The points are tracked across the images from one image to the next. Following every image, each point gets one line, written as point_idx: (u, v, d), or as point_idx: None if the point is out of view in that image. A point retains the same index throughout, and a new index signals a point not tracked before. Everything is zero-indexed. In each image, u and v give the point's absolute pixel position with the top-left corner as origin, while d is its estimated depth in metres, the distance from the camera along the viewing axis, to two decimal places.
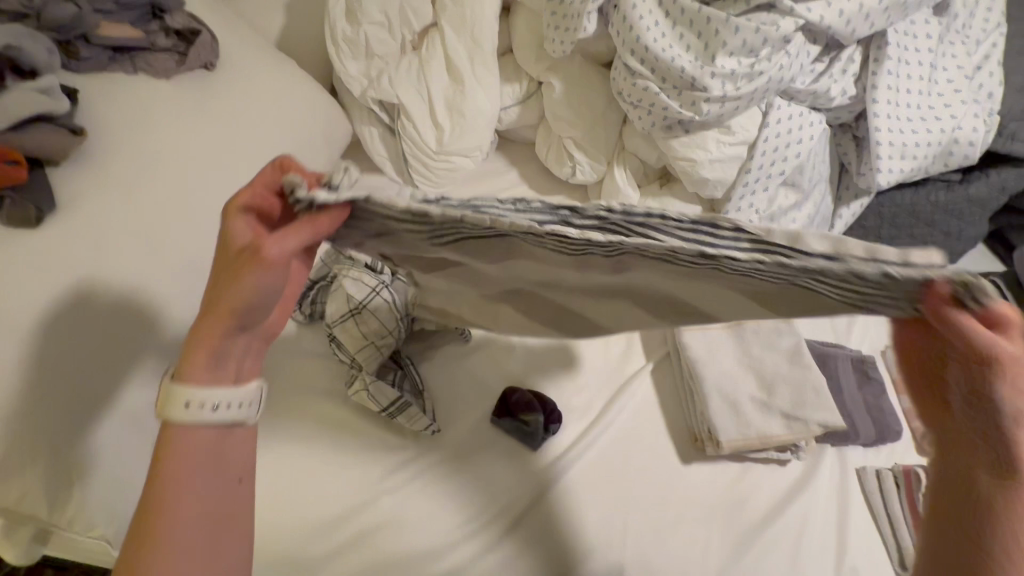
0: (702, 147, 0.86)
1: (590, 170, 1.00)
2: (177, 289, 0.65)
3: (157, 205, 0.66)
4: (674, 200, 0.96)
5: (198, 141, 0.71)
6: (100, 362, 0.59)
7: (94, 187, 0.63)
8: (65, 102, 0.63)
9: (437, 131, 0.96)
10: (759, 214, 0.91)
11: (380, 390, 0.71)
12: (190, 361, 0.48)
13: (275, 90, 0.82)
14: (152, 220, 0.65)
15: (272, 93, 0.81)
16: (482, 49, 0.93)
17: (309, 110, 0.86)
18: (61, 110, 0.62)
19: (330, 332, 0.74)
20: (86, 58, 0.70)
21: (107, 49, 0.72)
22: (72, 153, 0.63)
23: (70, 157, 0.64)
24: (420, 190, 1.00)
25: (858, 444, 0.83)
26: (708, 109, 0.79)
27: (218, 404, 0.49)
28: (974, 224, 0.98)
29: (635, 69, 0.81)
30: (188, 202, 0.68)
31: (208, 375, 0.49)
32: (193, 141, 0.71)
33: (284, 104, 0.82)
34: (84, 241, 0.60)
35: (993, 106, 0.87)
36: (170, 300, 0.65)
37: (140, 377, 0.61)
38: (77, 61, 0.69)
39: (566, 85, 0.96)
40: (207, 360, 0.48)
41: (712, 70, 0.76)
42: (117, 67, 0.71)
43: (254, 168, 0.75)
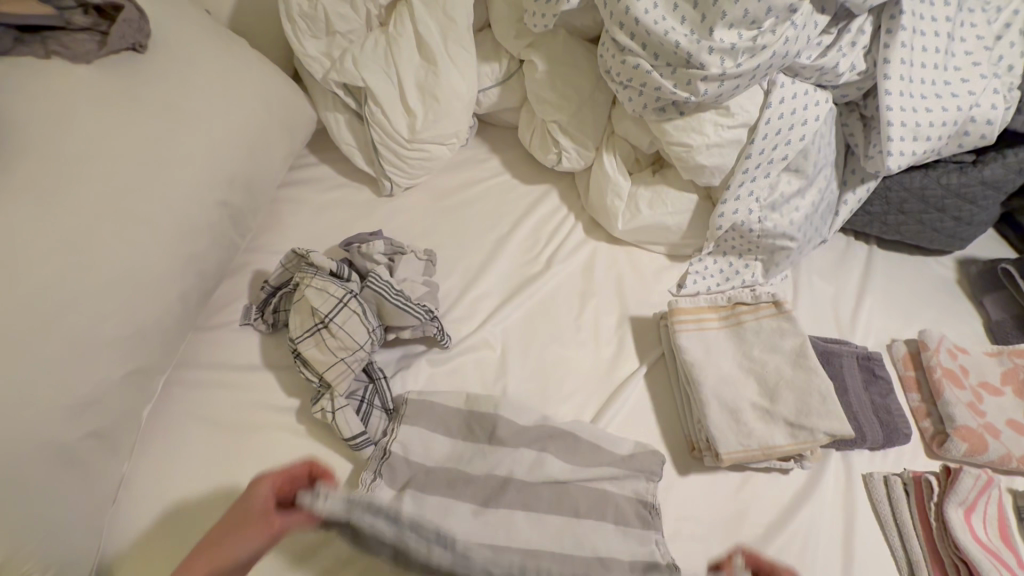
0: (698, 130, 0.78)
1: (577, 157, 0.92)
2: (108, 306, 0.57)
3: (81, 209, 0.57)
4: (668, 188, 0.89)
5: (129, 135, 0.62)
6: (18, 395, 0.51)
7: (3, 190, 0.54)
8: None
9: (409, 117, 0.87)
10: (759, 204, 0.84)
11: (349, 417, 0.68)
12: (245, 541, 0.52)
13: (223, 75, 0.73)
14: (79, 229, 0.57)
15: (219, 78, 0.73)
16: (455, 24, 0.84)
17: (263, 97, 0.77)
18: None
19: (295, 349, 0.71)
20: None
21: (10, 29, 0.61)
22: None
23: None
24: (393, 182, 0.92)
25: (864, 448, 0.77)
26: (705, 88, 0.71)
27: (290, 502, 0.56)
28: (986, 208, 0.91)
29: (624, 44, 0.73)
30: (119, 206, 0.60)
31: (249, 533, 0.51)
32: (123, 135, 0.62)
33: (233, 90, 0.74)
34: None
35: (1012, 80, 0.80)
36: (106, 319, 0.57)
37: (67, 408, 0.54)
38: None
39: (548, 64, 0.87)
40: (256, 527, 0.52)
41: (710, 45, 0.68)
42: (25, 50, 0.61)
43: (198, 163, 0.67)
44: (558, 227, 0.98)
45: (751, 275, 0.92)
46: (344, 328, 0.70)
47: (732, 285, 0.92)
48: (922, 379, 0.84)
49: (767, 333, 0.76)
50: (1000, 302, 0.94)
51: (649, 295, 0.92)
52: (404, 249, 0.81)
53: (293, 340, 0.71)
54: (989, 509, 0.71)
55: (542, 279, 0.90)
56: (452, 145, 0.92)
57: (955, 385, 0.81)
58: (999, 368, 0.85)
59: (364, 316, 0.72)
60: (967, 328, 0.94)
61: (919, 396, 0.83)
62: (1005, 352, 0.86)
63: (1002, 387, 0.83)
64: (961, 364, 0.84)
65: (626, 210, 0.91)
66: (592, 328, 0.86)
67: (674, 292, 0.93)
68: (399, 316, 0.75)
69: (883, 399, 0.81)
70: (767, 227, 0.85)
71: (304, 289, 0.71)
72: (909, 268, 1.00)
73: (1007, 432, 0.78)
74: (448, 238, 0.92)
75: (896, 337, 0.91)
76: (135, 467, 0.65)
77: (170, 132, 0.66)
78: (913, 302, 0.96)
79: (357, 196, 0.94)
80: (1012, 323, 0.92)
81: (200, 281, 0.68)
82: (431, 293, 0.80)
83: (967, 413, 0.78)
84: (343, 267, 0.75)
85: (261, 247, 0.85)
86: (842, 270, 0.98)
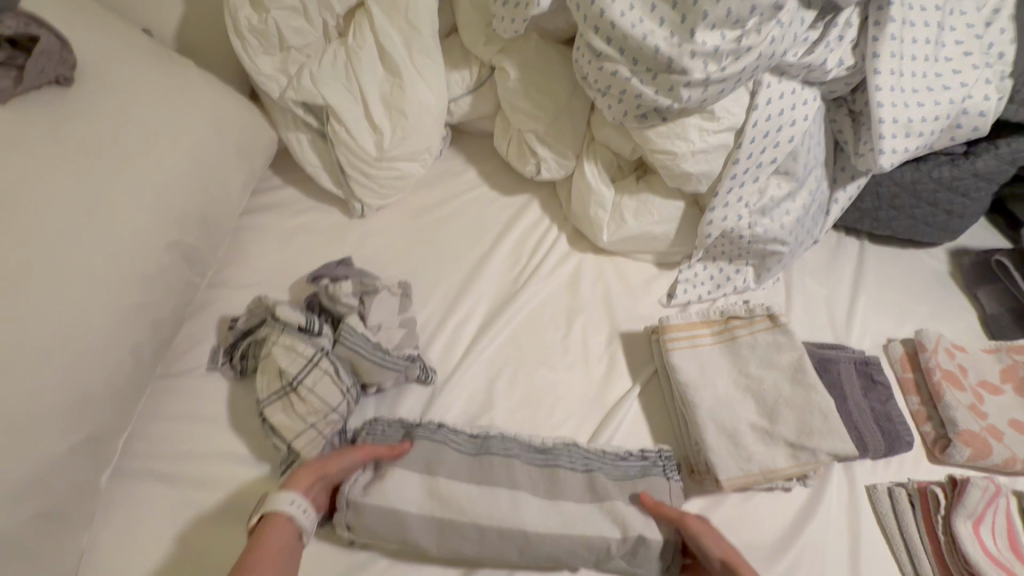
0: (683, 137, 0.74)
1: (557, 167, 0.88)
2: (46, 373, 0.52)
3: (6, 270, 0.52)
4: (653, 197, 0.85)
5: (60, 181, 0.57)
6: None
7: None
8: None
9: (376, 134, 0.82)
10: (749, 209, 0.81)
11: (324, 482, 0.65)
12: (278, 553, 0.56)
13: (166, 103, 0.67)
14: (4, 293, 0.51)
15: (162, 107, 0.67)
16: (419, 32, 0.78)
17: (214, 123, 0.71)
18: None
19: (263, 415, 0.66)
20: None
21: None
22: None
23: None
24: (364, 203, 0.87)
25: (867, 459, 0.75)
26: (688, 94, 0.67)
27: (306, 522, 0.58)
28: (978, 200, 0.89)
29: (600, 51, 0.68)
30: (52, 262, 0.55)
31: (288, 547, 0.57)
32: (52, 182, 0.56)
33: (179, 119, 0.68)
34: None
35: (1004, 68, 0.77)
36: (44, 389, 0.52)
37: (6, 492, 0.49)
38: None
39: (521, 71, 0.82)
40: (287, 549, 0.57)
41: (692, 48, 0.64)
42: None
43: (142, 205, 0.62)
44: (541, 240, 0.93)
45: (742, 281, 0.89)
46: (314, 390, 0.66)
47: (724, 293, 0.89)
48: (921, 381, 0.82)
49: (763, 348, 0.73)
50: (994, 295, 0.92)
51: (638, 308, 0.88)
52: (376, 287, 0.75)
53: (260, 404, 0.67)
54: (996, 518, 0.69)
55: (526, 297, 0.85)
56: (424, 160, 0.87)
57: (955, 387, 0.79)
58: (998, 366, 0.82)
59: (337, 376, 0.68)
60: (963, 323, 0.92)
61: (920, 399, 0.81)
62: (1003, 349, 0.84)
63: (1002, 385, 0.81)
64: (960, 365, 0.82)
65: (611, 221, 0.86)
66: (581, 347, 0.83)
67: (664, 303, 0.89)
68: (377, 373, 0.71)
69: (883, 406, 0.79)
70: (758, 233, 0.82)
71: (271, 347, 0.67)
72: (901, 263, 0.97)
73: (1010, 434, 0.76)
74: (426, 259, 0.87)
75: (892, 337, 0.89)
76: (97, 536, 0.60)
77: (110, 173, 0.60)
78: (908, 298, 0.93)
79: (326, 218, 0.88)
80: (1007, 316, 0.90)
81: (154, 329, 0.63)
82: (409, 334, 0.75)
83: (969, 416, 0.76)
84: (313, 320, 0.69)
85: (224, 281, 0.80)
86: (834, 269, 0.95)
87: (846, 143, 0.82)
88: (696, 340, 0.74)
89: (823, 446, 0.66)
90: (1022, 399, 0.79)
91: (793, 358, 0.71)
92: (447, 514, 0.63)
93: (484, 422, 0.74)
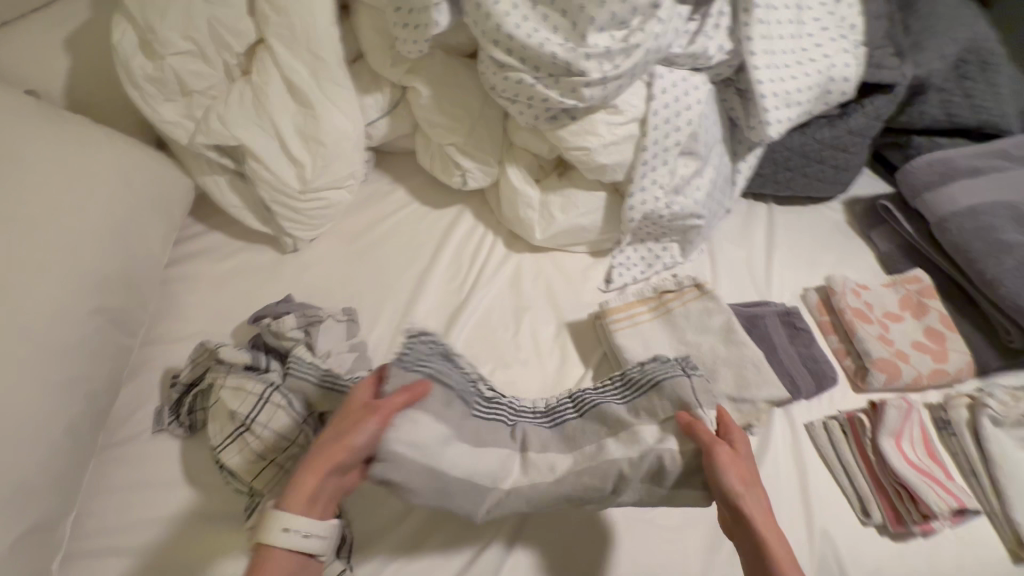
0: (593, 132, 0.79)
1: (482, 176, 0.91)
2: None
3: None
4: (576, 190, 0.89)
5: None
6: None
7: None
8: None
9: (297, 168, 0.82)
10: (664, 189, 0.86)
11: None
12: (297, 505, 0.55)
13: (61, 165, 0.64)
14: None
15: (58, 170, 0.64)
16: (325, 62, 0.79)
17: (118, 178, 0.68)
18: None
19: (219, 460, 0.64)
20: None
21: None
22: None
23: None
24: (296, 238, 0.87)
25: (801, 399, 0.83)
26: (590, 93, 0.71)
27: (308, 531, 0.54)
28: (857, 154, 1.00)
29: (503, 62, 0.72)
30: None
31: (303, 504, 0.55)
32: None
33: (80, 180, 0.65)
34: None
35: (857, 38, 0.87)
36: None
37: None
38: None
39: (432, 88, 0.85)
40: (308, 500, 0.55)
41: (586, 51, 0.68)
42: None
43: (54, 275, 0.59)
44: (479, 246, 0.96)
45: (670, 256, 0.96)
46: (269, 427, 0.63)
47: (655, 271, 0.96)
48: (835, 321, 0.91)
49: (694, 314, 0.78)
50: (885, 235, 1.03)
51: (580, 297, 0.93)
52: (320, 317, 0.74)
53: (214, 450, 0.64)
54: (914, 431, 0.77)
55: (473, 305, 0.88)
56: (349, 187, 0.87)
57: (864, 321, 0.88)
58: (897, 297, 0.92)
59: (294, 408, 0.65)
60: (865, 263, 1.02)
61: (837, 338, 0.89)
62: (899, 281, 0.94)
63: (902, 312, 0.91)
64: (865, 301, 0.91)
65: (541, 219, 0.90)
66: (532, 344, 0.86)
67: (603, 289, 0.94)
68: (334, 399, 0.66)
69: (807, 349, 0.86)
70: (675, 211, 0.88)
71: (219, 390, 0.65)
72: (804, 219, 1.08)
73: (914, 355, 0.85)
74: (367, 283, 0.88)
75: (807, 286, 0.98)
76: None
77: (10, 248, 0.58)
78: (813, 249, 1.04)
79: (259, 258, 0.87)
80: (899, 252, 1.00)
81: (88, 401, 0.61)
82: (361, 358, 0.75)
83: (878, 345, 0.85)
84: (260, 358, 0.69)
85: (159, 337, 0.77)
86: (748, 234, 1.04)
87: (738, 119, 0.89)
88: (636, 317, 0.79)
89: (761, 395, 0.71)
90: (919, 323, 0.89)
91: (721, 318, 0.77)
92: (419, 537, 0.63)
93: None
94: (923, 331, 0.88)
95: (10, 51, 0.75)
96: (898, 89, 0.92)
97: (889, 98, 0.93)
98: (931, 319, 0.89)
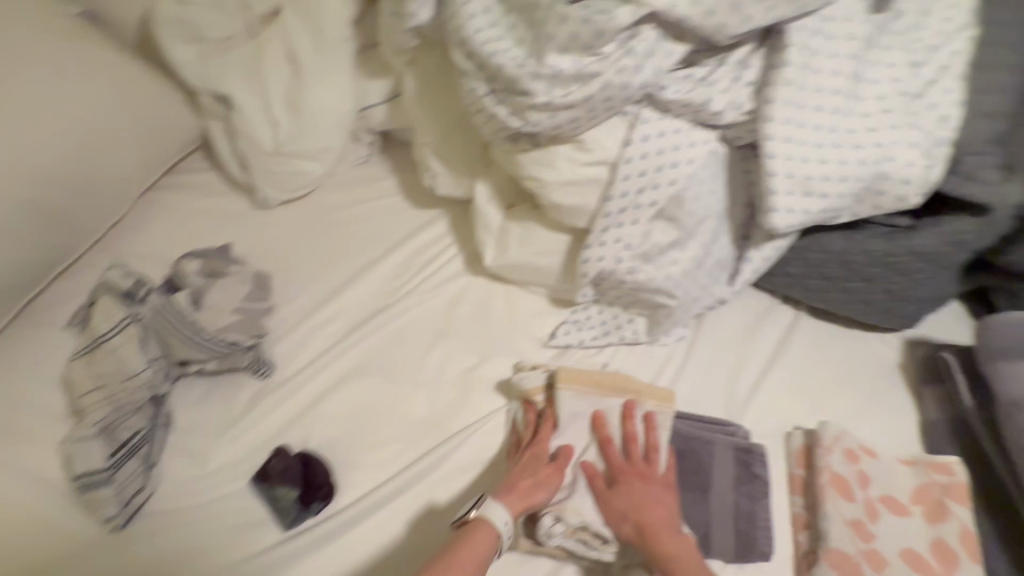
0: (552, 165, 0.70)
1: (453, 184, 0.85)
2: None
3: None
4: (540, 227, 0.79)
5: None
6: None
7: None
8: None
9: (274, 128, 0.84)
10: (630, 251, 0.73)
11: (97, 436, 0.62)
12: (513, 492, 0.62)
13: (129, 99, 0.81)
14: None
15: (123, 102, 0.80)
16: (326, 37, 0.81)
17: (150, 112, 0.83)
18: None
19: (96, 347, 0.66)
20: None
21: None
22: None
23: None
24: (266, 195, 0.90)
25: (716, 556, 0.66)
26: (538, 118, 0.62)
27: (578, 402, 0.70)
28: (926, 284, 0.76)
29: (462, 67, 0.66)
30: None
31: (516, 499, 0.61)
32: None
33: (129, 104, 0.81)
34: None
35: (946, 131, 0.65)
36: None
37: None
38: None
39: (419, 83, 0.81)
40: (517, 488, 0.63)
41: (537, 70, 0.60)
42: None
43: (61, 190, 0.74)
44: (434, 256, 0.90)
45: (632, 331, 0.82)
46: (115, 351, 0.65)
47: (610, 341, 0.82)
48: (811, 482, 0.70)
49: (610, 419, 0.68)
50: (937, 398, 0.78)
51: (511, 345, 0.82)
52: (227, 272, 0.75)
53: (103, 337, 0.66)
54: None
55: (394, 313, 0.83)
56: (324, 160, 0.87)
57: (842, 495, 0.66)
58: (911, 482, 0.68)
59: (145, 344, 0.67)
60: (895, 423, 0.78)
61: (804, 502, 0.69)
62: (923, 463, 0.69)
63: (910, 505, 0.66)
64: (860, 471, 0.68)
65: (497, 244, 0.82)
66: (436, 372, 0.79)
67: (543, 342, 0.83)
68: (189, 350, 0.69)
69: (748, 502, 0.68)
70: (639, 280, 0.74)
71: (105, 307, 0.68)
72: (841, 341, 0.84)
73: (898, 565, 0.63)
74: (314, 259, 0.87)
75: (802, 426, 0.77)
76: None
77: None
78: (834, 381, 0.81)
79: (229, 207, 0.91)
80: (948, 426, 0.76)
81: None
82: (244, 321, 0.72)
83: (845, 533, 0.64)
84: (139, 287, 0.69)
85: (118, 251, 0.84)
86: (754, 334, 0.84)
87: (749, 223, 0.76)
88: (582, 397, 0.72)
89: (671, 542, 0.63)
90: (930, 527, 0.65)
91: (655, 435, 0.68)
92: (191, 476, 0.67)
93: (303, 424, 0.72)
94: (929, 540, 0.64)
95: None
96: (995, 214, 0.69)
97: (977, 221, 0.70)
98: (947, 529, 0.64)
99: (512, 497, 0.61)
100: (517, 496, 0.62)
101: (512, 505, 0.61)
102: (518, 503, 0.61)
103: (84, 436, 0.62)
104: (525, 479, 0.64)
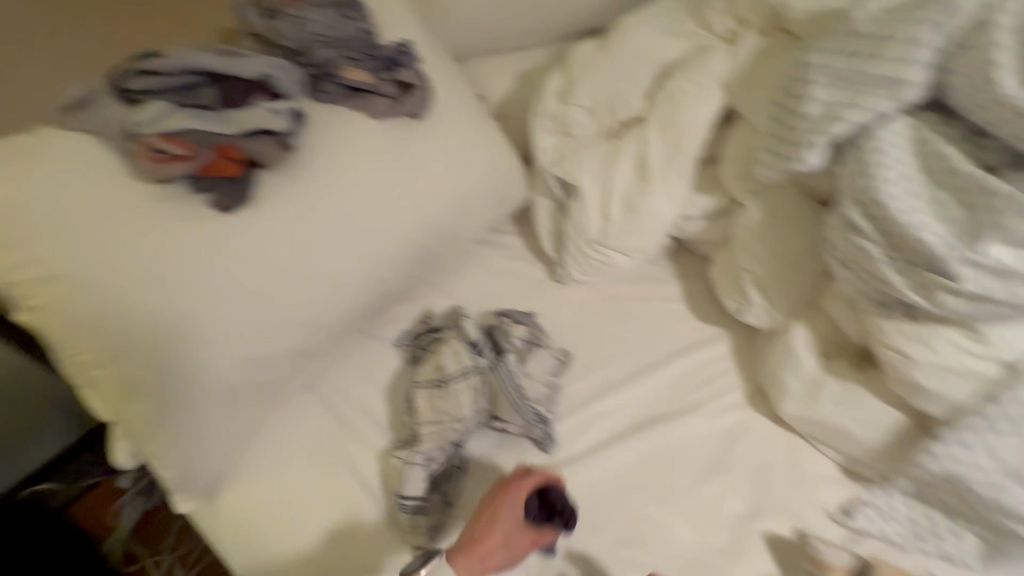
0: (928, 345, 0.66)
1: (764, 315, 0.84)
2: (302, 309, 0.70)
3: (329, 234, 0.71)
4: (866, 392, 0.75)
5: (380, 189, 0.75)
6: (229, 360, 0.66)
7: (284, 199, 0.68)
8: (285, 121, 0.64)
9: (605, 222, 0.90)
10: (1001, 467, 0.66)
11: (424, 466, 0.70)
12: (469, 559, 0.59)
13: (495, 163, 0.89)
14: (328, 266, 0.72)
15: (489, 165, 0.89)
16: (681, 152, 0.87)
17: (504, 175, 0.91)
18: (281, 127, 0.64)
19: (440, 385, 0.74)
20: (328, 94, 0.73)
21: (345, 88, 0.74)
22: (282, 166, 0.68)
23: (280, 168, 0.68)
24: (567, 272, 0.96)
25: None
26: (950, 301, 0.63)
27: None
28: None
29: (858, 226, 0.67)
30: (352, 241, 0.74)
31: (469, 566, 0.59)
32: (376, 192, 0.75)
33: (491, 164, 0.89)
34: (253, 252, 0.66)
35: None
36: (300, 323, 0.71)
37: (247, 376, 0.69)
38: (323, 94, 0.73)
39: (763, 213, 0.82)
40: (477, 555, 0.60)
41: (970, 258, 0.61)
42: (345, 103, 0.74)
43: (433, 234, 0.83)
44: (713, 377, 0.87)
45: (951, 544, 0.70)
46: (455, 395, 0.73)
47: (918, 546, 0.71)
48: None
49: None
50: None
51: (794, 505, 0.76)
52: (543, 343, 0.80)
53: (446, 378, 0.74)
54: None
55: (671, 427, 0.81)
56: (636, 258, 0.92)
57: None
58: None
59: (477, 396, 0.74)
60: None
61: None
62: None
63: None
64: None
65: (804, 394, 0.77)
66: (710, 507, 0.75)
67: (830, 515, 0.75)
68: (509, 412, 0.75)
69: None
70: (1000, 501, 0.66)
71: (445, 348, 0.77)
72: None
73: None
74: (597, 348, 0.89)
75: None
76: (261, 441, 0.74)
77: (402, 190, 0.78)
78: None
79: (528, 274, 0.98)
80: None
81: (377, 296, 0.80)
82: (548, 397, 0.77)
83: None
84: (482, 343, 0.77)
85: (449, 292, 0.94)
86: None
87: None
88: None
89: None
90: None
91: None
92: None
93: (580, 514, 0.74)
94: None
95: (484, 73, 1.10)
96: None
97: None
98: None
99: (462, 561, 0.59)
100: (464, 559, 0.59)
101: (457, 571, 0.59)
102: (471, 567, 0.59)
103: (412, 464, 0.70)
104: (473, 536, 0.61)
